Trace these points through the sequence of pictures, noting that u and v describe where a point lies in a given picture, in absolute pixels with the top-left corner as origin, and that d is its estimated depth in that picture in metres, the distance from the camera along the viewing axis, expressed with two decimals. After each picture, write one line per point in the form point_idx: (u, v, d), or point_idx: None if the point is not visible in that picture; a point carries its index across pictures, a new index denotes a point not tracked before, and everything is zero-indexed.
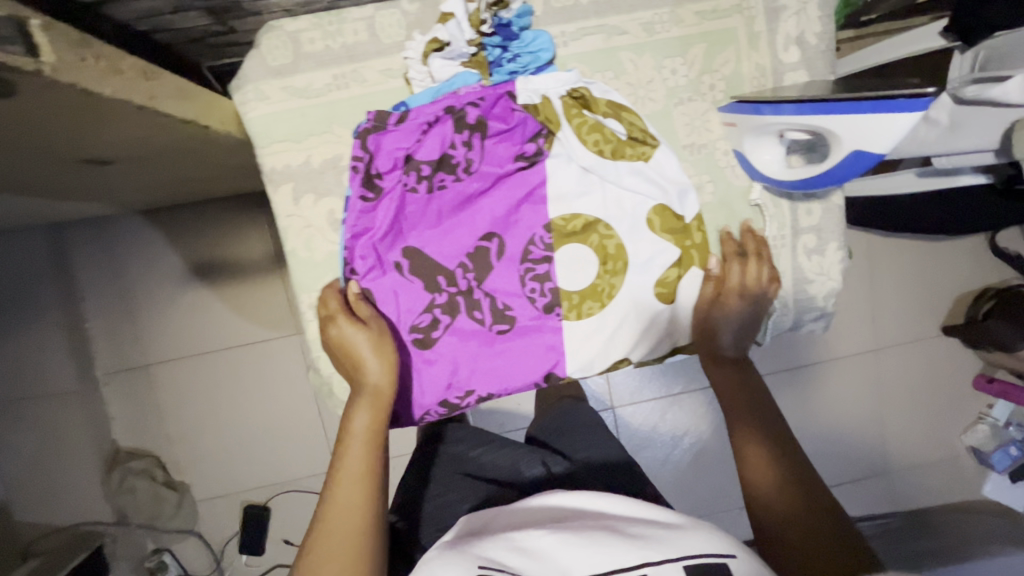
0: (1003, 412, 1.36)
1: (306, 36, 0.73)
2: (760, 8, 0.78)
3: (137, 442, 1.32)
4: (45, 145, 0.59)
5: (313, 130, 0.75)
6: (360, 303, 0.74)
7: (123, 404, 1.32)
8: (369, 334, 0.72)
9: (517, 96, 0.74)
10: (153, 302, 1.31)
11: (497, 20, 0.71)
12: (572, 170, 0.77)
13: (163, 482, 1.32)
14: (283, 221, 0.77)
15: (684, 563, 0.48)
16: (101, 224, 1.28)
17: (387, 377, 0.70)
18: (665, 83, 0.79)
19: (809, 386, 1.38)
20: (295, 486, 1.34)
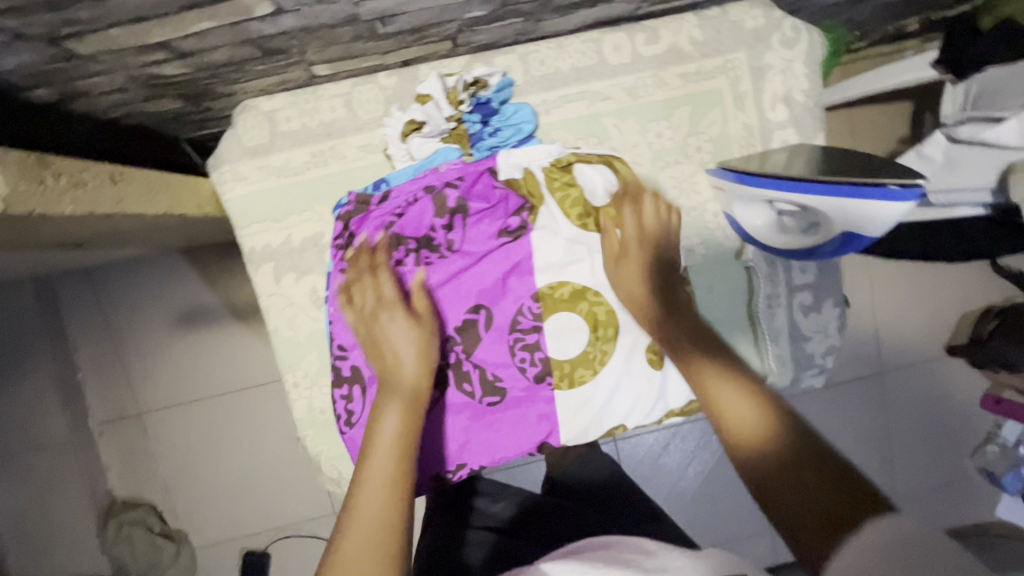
0: (1012, 432, 1.28)
1: (282, 115, 0.72)
2: (745, 68, 0.76)
3: (133, 492, 1.29)
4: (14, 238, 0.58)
5: (292, 209, 0.74)
6: (418, 294, 0.69)
7: (117, 452, 1.28)
8: (420, 331, 0.66)
9: (497, 172, 0.72)
10: (148, 350, 1.28)
11: (475, 100, 0.70)
12: (558, 242, 0.75)
13: (159, 531, 1.27)
14: (264, 300, 0.75)
15: None
16: (91, 275, 1.27)
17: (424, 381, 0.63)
18: (651, 146, 0.77)
19: (815, 412, 1.36)
20: (295, 531, 1.30)
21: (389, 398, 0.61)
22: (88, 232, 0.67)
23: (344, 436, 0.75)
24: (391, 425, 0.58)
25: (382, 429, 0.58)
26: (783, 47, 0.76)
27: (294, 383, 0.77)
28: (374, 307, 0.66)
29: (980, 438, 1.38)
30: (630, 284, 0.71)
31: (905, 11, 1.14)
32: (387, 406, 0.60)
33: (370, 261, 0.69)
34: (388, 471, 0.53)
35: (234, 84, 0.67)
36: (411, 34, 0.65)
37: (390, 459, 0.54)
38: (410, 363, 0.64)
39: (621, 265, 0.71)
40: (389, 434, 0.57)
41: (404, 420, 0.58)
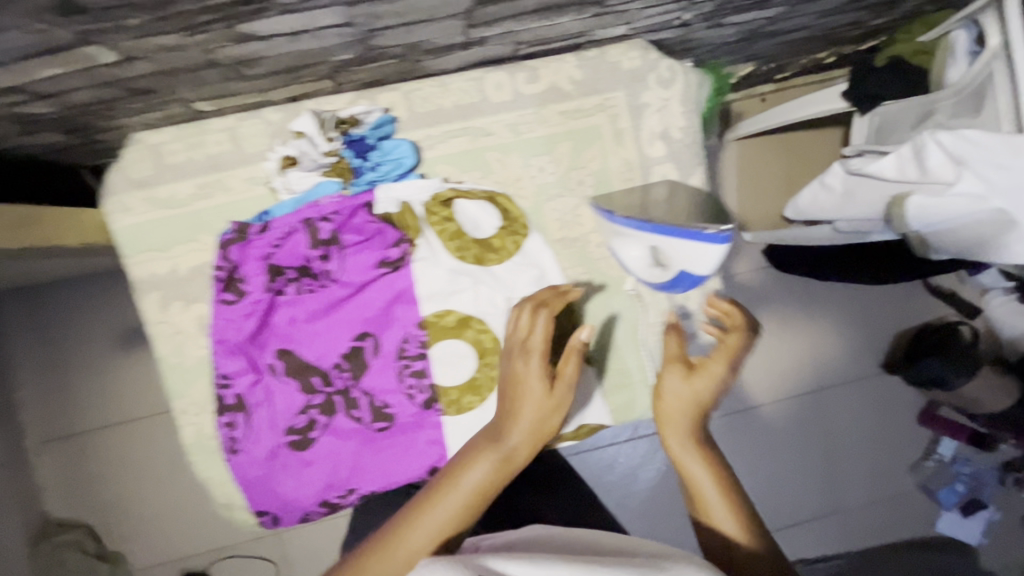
0: (948, 448, 1.46)
1: (168, 148, 0.74)
2: (624, 106, 0.80)
3: (71, 512, 1.22)
4: None
5: (178, 239, 0.75)
6: (570, 356, 0.66)
7: (56, 472, 1.22)
8: (553, 398, 0.64)
9: (375, 206, 0.75)
10: (87, 365, 1.23)
11: (348, 137, 0.72)
12: (440, 272, 0.77)
13: (94, 553, 1.19)
14: (152, 328, 0.77)
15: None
16: (31, 293, 1.22)
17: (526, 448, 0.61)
18: (534, 180, 0.80)
19: (750, 430, 1.47)
20: (238, 550, 1.27)
21: (487, 448, 0.60)
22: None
23: (229, 464, 0.78)
24: (479, 476, 0.57)
25: (466, 477, 0.57)
26: (660, 86, 0.80)
27: (183, 410, 0.78)
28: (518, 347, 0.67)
29: (919, 454, 1.52)
30: (688, 400, 0.65)
31: (813, 46, 1.19)
32: (479, 454, 0.59)
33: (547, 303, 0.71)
34: (446, 520, 0.54)
35: (115, 119, 0.69)
36: (284, 75, 0.67)
37: (452, 512, 0.55)
38: (523, 425, 0.62)
39: (697, 379, 0.66)
40: (469, 489, 0.56)
41: (489, 483, 0.58)
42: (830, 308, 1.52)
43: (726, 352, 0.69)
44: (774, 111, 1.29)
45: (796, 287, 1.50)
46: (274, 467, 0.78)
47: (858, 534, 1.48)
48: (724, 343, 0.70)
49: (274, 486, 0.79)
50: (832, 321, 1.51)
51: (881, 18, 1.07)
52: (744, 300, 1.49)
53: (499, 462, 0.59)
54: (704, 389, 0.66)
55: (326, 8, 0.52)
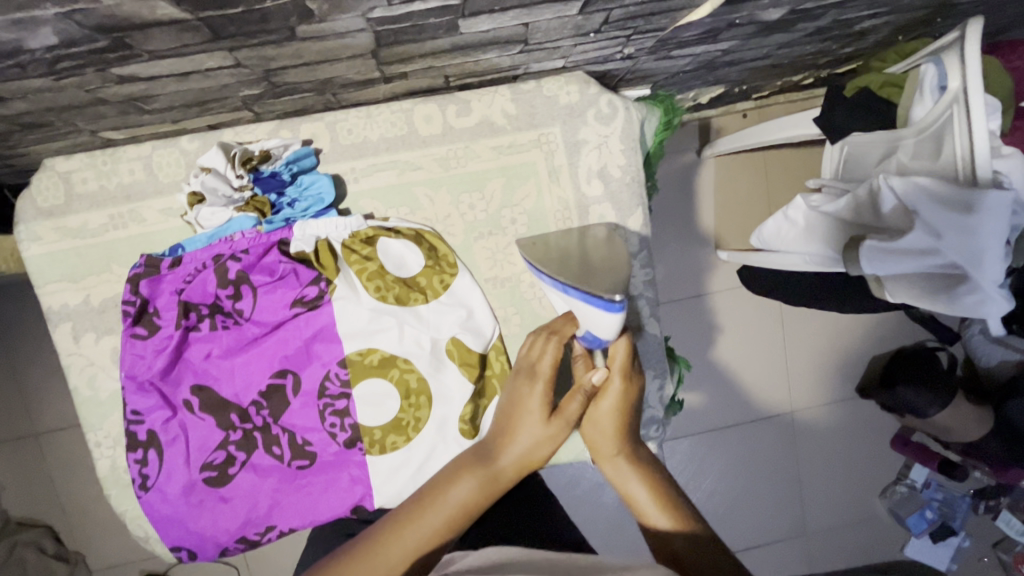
0: (920, 474, 1.46)
1: (78, 176, 0.71)
2: (560, 143, 0.77)
3: (30, 510, 1.22)
4: None
5: (90, 270, 0.73)
6: (570, 397, 0.60)
7: (9, 473, 1.22)
8: (552, 429, 0.58)
9: (290, 245, 0.71)
10: (34, 370, 1.21)
11: (256, 175, 0.69)
12: (361, 312, 0.74)
13: (53, 554, 1.19)
14: (63, 360, 0.74)
15: None
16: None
17: (516, 471, 0.58)
18: (464, 217, 0.77)
19: (715, 451, 1.47)
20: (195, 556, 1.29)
21: (475, 463, 0.57)
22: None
23: (141, 500, 0.76)
24: (463, 494, 0.55)
25: (450, 492, 0.55)
26: (599, 122, 0.77)
27: (98, 442, 0.76)
28: (527, 371, 0.62)
29: (891, 478, 1.52)
30: (603, 425, 0.61)
31: (784, 70, 1.14)
32: (467, 470, 0.57)
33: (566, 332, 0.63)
34: (423, 533, 0.53)
35: (17, 147, 0.66)
36: (190, 108, 0.64)
37: (431, 528, 0.53)
38: (517, 449, 0.58)
39: (603, 402, 0.61)
40: (452, 504, 0.55)
41: (473, 502, 0.55)
42: (801, 334, 1.49)
43: (621, 364, 0.61)
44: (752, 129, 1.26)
45: (768, 311, 1.47)
46: (187, 504, 0.76)
47: (822, 557, 1.49)
48: (614, 358, 0.61)
49: (188, 523, 0.77)
50: (802, 347, 1.48)
51: (851, 46, 1.03)
52: (713, 323, 1.46)
53: (486, 482, 0.56)
54: (614, 410, 0.60)
55: (205, 52, 0.49)
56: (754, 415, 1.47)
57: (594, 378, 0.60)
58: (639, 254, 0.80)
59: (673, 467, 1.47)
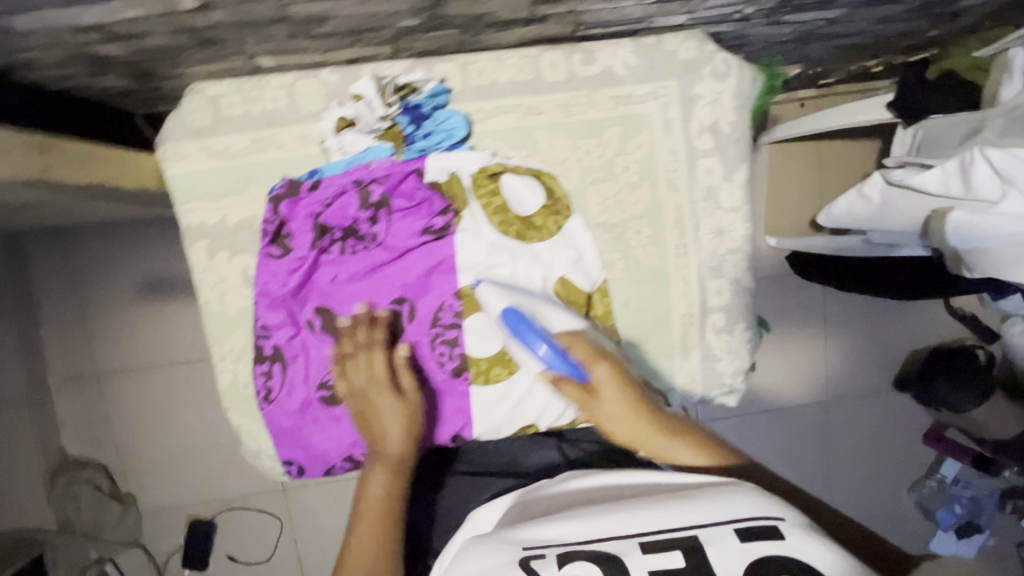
0: (951, 470, 1.46)
1: (226, 100, 0.75)
2: (676, 96, 0.80)
3: (85, 450, 1.33)
4: None
5: (230, 190, 0.77)
6: (403, 371, 0.75)
7: (73, 409, 1.32)
8: (404, 406, 0.73)
9: (424, 174, 0.77)
10: (104, 313, 1.30)
11: (406, 104, 0.74)
12: (481, 246, 0.79)
13: (108, 492, 1.31)
14: (197, 276, 0.79)
15: (735, 526, 0.47)
16: (59, 236, 1.27)
17: (404, 445, 0.71)
18: (580, 162, 0.80)
19: (754, 431, 1.49)
20: (239, 504, 1.36)
21: (376, 465, 0.69)
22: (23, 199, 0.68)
23: (263, 411, 0.81)
24: (377, 488, 0.67)
25: (369, 495, 0.66)
26: (713, 79, 0.80)
27: (222, 357, 0.81)
28: (366, 380, 0.73)
29: (922, 473, 1.54)
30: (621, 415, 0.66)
31: (861, 54, 1.17)
32: (372, 474, 0.68)
33: (369, 335, 0.75)
34: (371, 529, 0.62)
35: (180, 67, 0.70)
36: (347, 37, 0.68)
37: (373, 522, 0.63)
38: (393, 433, 0.71)
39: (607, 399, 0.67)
40: (371, 501, 0.65)
41: (387, 489, 0.67)
42: (849, 322, 1.52)
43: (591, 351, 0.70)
44: (809, 117, 1.27)
45: (818, 295, 1.49)
46: (304, 418, 0.81)
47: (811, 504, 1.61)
48: (582, 348, 0.69)
49: (302, 436, 0.82)
50: (851, 332, 1.51)
51: (937, 30, 1.06)
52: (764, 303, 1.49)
53: (391, 471, 0.69)
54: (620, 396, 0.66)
55: None
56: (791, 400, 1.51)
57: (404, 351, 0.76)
58: (741, 208, 0.84)
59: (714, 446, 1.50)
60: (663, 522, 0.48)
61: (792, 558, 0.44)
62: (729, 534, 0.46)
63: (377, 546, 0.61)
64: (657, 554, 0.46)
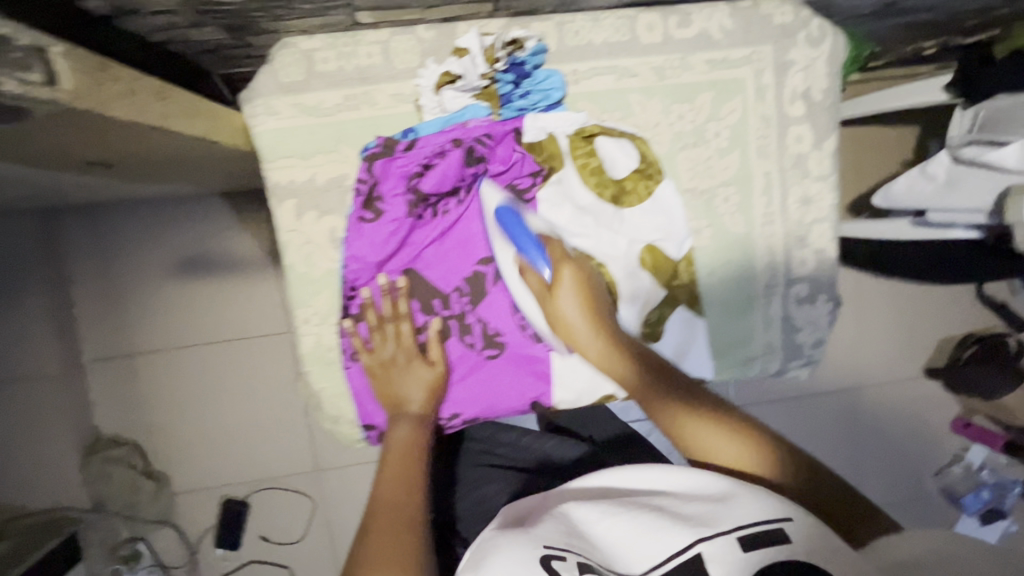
0: (977, 456, 1.33)
1: (320, 55, 0.73)
2: (770, 61, 0.79)
3: (121, 429, 1.24)
4: (47, 150, 0.59)
5: (321, 148, 0.75)
6: (433, 343, 0.79)
7: (106, 391, 1.24)
8: (431, 375, 0.78)
9: (523, 134, 0.76)
10: (138, 288, 1.24)
11: (511, 60, 0.73)
12: (568, 211, 0.77)
13: (142, 470, 1.24)
14: (283, 236, 0.77)
15: (738, 535, 0.43)
16: (95, 210, 1.22)
17: (429, 410, 0.76)
18: (672, 127, 0.80)
19: (809, 418, 1.36)
20: (274, 483, 1.27)
21: (402, 421, 0.73)
22: (117, 153, 0.66)
23: (346, 371, 0.81)
24: (401, 440, 0.70)
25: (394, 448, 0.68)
26: (808, 45, 0.79)
27: (305, 320, 0.80)
28: (397, 350, 0.78)
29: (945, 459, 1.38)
30: (570, 312, 0.67)
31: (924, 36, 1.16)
32: (400, 428, 0.72)
33: (401, 308, 0.78)
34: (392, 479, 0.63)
35: (279, 18, 0.69)
36: None
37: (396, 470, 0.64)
38: (418, 398, 0.76)
39: (563, 294, 0.68)
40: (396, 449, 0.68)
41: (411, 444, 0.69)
42: None
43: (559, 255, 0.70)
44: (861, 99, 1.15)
45: None
46: None
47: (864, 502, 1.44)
48: (552, 251, 0.70)
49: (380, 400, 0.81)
50: None
51: None
52: None
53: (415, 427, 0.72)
54: (573, 297, 0.67)
55: None
56: (851, 381, 1.37)
57: (440, 324, 0.79)
58: (829, 176, 0.83)
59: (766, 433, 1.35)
60: (667, 542, 0.45)
61: (796, 560, 0.41)
62: (732, 544, 0.43)
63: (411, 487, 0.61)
64: None
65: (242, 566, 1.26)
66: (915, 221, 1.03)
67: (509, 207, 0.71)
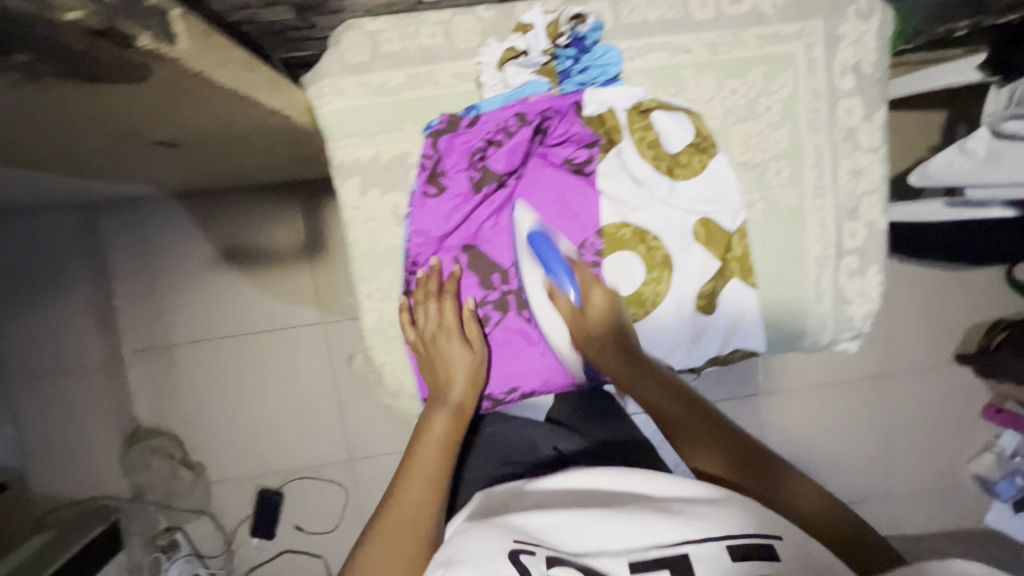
0: (1010, 442, 1.31)
1: (384, 36, 0.75)
2: (821, 36, 0.81)
3: (157, 420, 1.27)
4: (127, 122, 0.61)
5: (385, 127, 0.78)
6: (470, 322, 0.80)
7: (146, 384, 1.26)
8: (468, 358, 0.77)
9: (583, 107, 0.78)
10: (173, 279, 1.25)
11: (574, 34, 0.75)
12: (625, 183, 0.81)
13: (181, 460, 1.26)
14: (348, 213, 0.79)
15: (727, 544, 0.45)
16: (134, 203, 1.23)
17: (469, 399, 0.74)
18: (724, 102, 0.81)
19: (843, 404, 1.35)
20: (310, 473, 1.29)
21: (440, 408, 0.71)
22: (189, 130, 0.68)
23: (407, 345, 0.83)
24: (438, 429, 0.67)
25: (432, 431, 0.67)
26: (858, 19, 0.80)
27: (368, 295, 0.82)
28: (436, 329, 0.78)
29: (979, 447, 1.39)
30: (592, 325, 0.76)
31: None
32: (436, 415, 0.70)
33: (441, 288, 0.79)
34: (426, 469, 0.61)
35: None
36: None
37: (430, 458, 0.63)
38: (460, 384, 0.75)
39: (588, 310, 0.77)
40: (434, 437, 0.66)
41: (448, 430, 0.67)
42: None
43: (587, 277, 0.79)
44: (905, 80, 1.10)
45: None
46: None
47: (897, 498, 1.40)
48: (581, 273, 0.80)
49: None
50: None
51: None
52: None
53: (454, 418, 0.70)
54: (596, 314, 0.77)
55: None
56: (886, 366, 1.36)
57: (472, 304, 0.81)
58: (879, 149, 0.84)
59: (792, 422, 1.35)
60: (649, 536, 0.47)
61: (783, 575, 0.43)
62: (722, 553, 0.44)
63: (434, 483, 0.60)
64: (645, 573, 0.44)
65: (279, 554, 1.28)
66: (947, 203, 1.03)
67: (540, 230, 0.80)
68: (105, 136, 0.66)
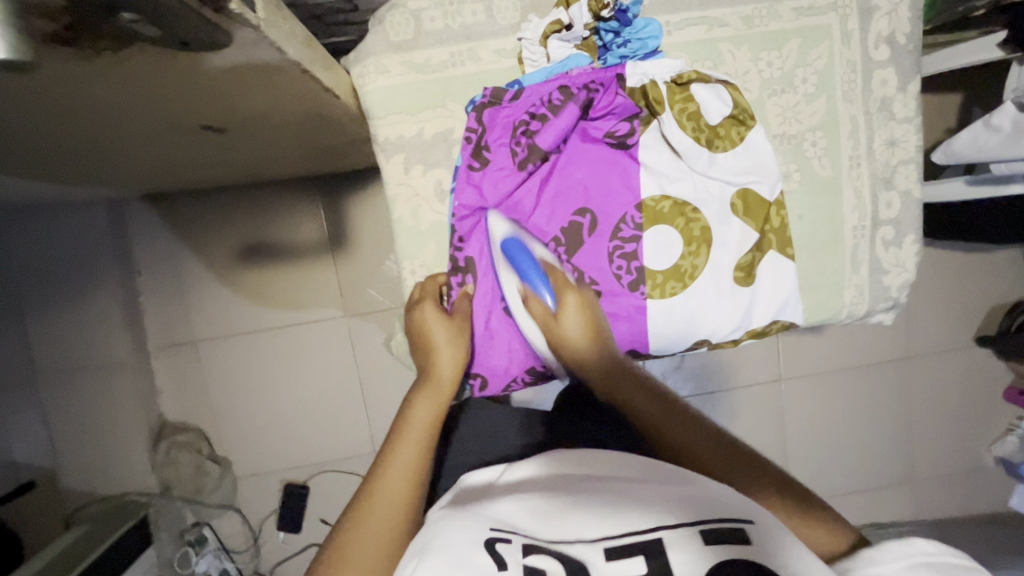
0: None
1: (427, 14, 0.77)
2: (855, 7, 0.82)
3: (185, 416, 1.28)
4: (180, 106, 0.62)
5: (428, 104, 0.79)
6: (462, 299, 0.78)
7: (173, 379, 1.27)
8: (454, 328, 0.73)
9: (625, 80, 0.80)
10: (197, 276, 1.25)
11: (617, 6, 0.76)
12: (665, 155, 0.82)
13: (208, 455, 1.26)
14: (391, 190, 0.81)
15: (700, 528, 0.42)
16: (159, 199, 1.23)
17: (455, 370, 0.69)
18: (761, 74, 0.82)
19: (865, 390, 1.35)
20: (335, 466, 1.30)
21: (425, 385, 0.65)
22: (235, 112, 0.69)
23: None
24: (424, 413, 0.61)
25: (415, 416, 0.60)
26: None
27: (411, 272, 0.83)
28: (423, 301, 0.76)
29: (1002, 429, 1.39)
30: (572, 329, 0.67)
31: None
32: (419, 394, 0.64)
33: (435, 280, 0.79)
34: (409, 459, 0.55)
35: None
36: None
37: (416, 448, 0.57)
38: (445, 356, 0.69)
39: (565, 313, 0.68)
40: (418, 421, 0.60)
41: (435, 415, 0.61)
42: None
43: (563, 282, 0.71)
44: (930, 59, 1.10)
45: None
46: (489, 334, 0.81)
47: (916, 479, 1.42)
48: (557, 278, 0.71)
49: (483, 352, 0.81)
50: None
51: None
52: None
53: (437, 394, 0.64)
54: (574, 320, 0.67)
55: None
56: (909, 349, 1.36)
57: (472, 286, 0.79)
58: (913, 118, 0.86)
59: (816, 407, 1.35)
60: (627, 524, 0.43)
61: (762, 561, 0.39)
62: (696, 536, 0.41)
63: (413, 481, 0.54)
64: (623, 559, 0.40)
65: (305, 548, 1.29)
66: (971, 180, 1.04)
67: (514, 238, 0.73)
68: (152, 123, 0.67)
